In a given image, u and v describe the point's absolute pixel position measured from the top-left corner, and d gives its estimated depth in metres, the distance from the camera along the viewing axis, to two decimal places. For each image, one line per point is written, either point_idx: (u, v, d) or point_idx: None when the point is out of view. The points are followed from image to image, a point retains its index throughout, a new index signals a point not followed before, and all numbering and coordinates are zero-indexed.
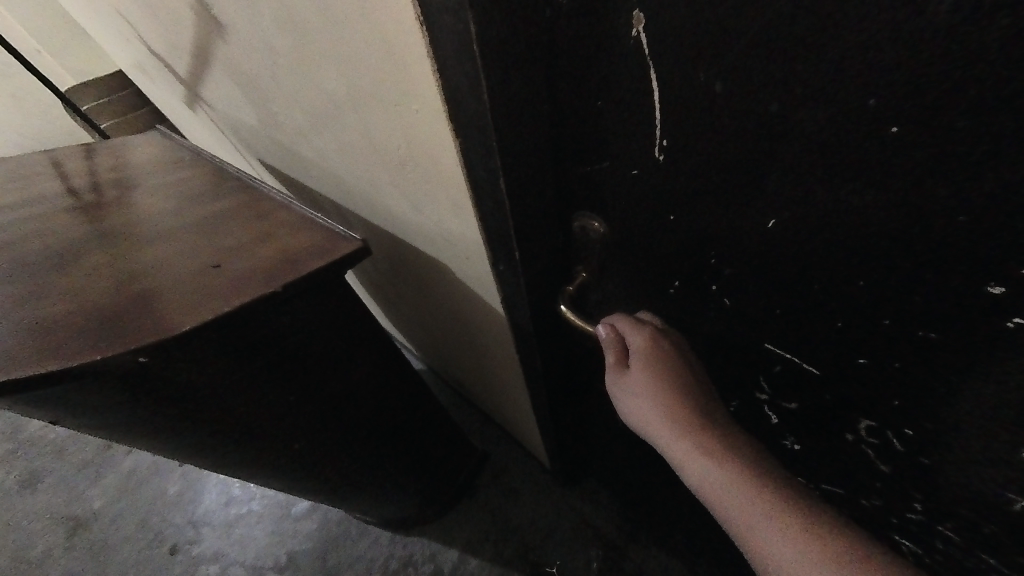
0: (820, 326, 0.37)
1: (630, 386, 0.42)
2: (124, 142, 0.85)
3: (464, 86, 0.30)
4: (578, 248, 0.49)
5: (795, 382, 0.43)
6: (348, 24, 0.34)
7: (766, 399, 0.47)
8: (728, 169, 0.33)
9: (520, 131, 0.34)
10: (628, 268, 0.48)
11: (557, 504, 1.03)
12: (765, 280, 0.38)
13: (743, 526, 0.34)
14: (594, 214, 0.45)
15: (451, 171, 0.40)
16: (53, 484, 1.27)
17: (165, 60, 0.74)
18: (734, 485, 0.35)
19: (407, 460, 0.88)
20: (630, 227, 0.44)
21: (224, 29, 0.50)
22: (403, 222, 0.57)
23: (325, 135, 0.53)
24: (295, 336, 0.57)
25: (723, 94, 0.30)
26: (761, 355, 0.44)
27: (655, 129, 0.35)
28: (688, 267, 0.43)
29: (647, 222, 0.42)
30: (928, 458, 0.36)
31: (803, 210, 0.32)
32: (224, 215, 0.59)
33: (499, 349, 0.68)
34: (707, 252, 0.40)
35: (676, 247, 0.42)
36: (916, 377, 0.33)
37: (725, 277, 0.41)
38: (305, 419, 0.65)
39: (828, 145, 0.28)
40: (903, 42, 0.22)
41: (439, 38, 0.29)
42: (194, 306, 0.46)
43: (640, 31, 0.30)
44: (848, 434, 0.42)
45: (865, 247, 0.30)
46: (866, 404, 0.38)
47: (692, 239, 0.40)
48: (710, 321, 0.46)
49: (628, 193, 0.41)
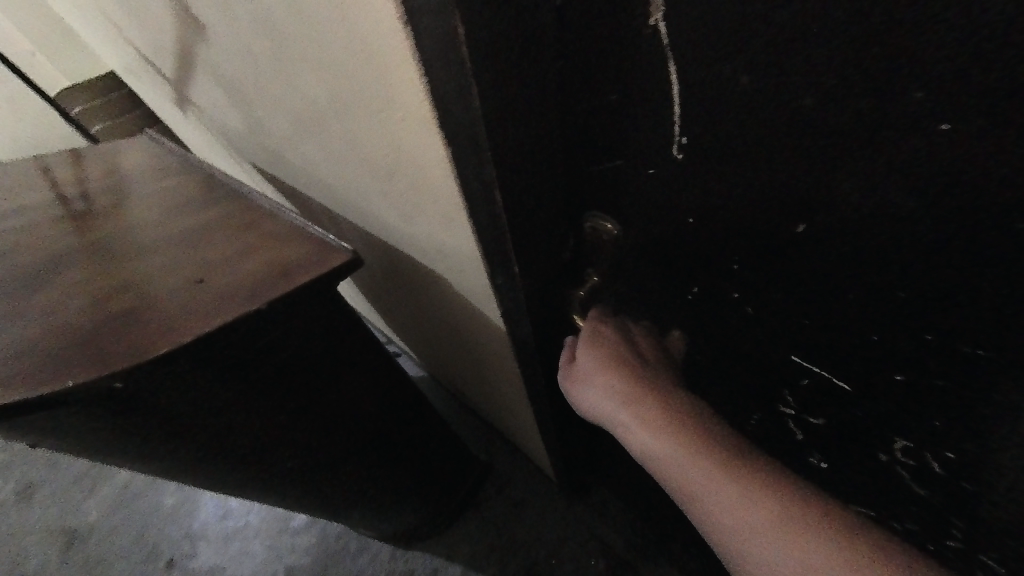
0: (854, 337, 0.33)
1: (584, 375, 0.47)
2: (113, 147, 0.82)
3: (454, 93, 0.27)
4: (588, 254, 0.46)
5: (822, 397, 0.39)
6: (326, 24, 0.31)
7: (790, 415, 0.43)
8: (755, 169, 0.30)
9: (519, 135, 0.31)
10: (643, 273, 0.45)
11: (563, 515, 1.01)
12: (792, 289, 0.35)
13: (686, 490, 0.39)
14: (608, 214, 0.42)
15: (442, 182, 0.37)
16: (49, 496, 1.26)
17: (152, 63, 0.72)
18: (676, 457, 0.39)
19: (407, 472, 0.86)
20: (647, 229, 0.41)
21: (203, 29, 0.47)
22: (397, 231, 0.54)
23: (310, 139, 0.50)
24: (288, 352, 0.54)
25: (751, 88, 0.27)
26: (785, 369, 0.40)
27: (673, 126, 0.32)
28: (709, 271, 0.40)
29: (664, 224, 0.39)
30: (971, 484, 0.33)
31: (839, 215, 0.28)
32: (211, 225, 0.57)
33: (500, 363, 0.66)
34: (730, 256, 0.37)
35: (694, 251, 0.39)
36: (961, 395, 0.30)
37: (748, 283, 0.37)
38: (301, 437, 0.63)
39: (869, 143, 0.25)
40: (967, 27, 0.19)
41: (423, 40, 0.26)
42: (174, 325, 0.44)
43: (659, 20, 0.27)
44: (880, 454, 0.38)
45: (906, 255, 0.27)
46: (903, 422, 0.35)
47: (713, 242, 0.37)
48: (731, 330, 0.42)
49: (643, 192, 0.38)
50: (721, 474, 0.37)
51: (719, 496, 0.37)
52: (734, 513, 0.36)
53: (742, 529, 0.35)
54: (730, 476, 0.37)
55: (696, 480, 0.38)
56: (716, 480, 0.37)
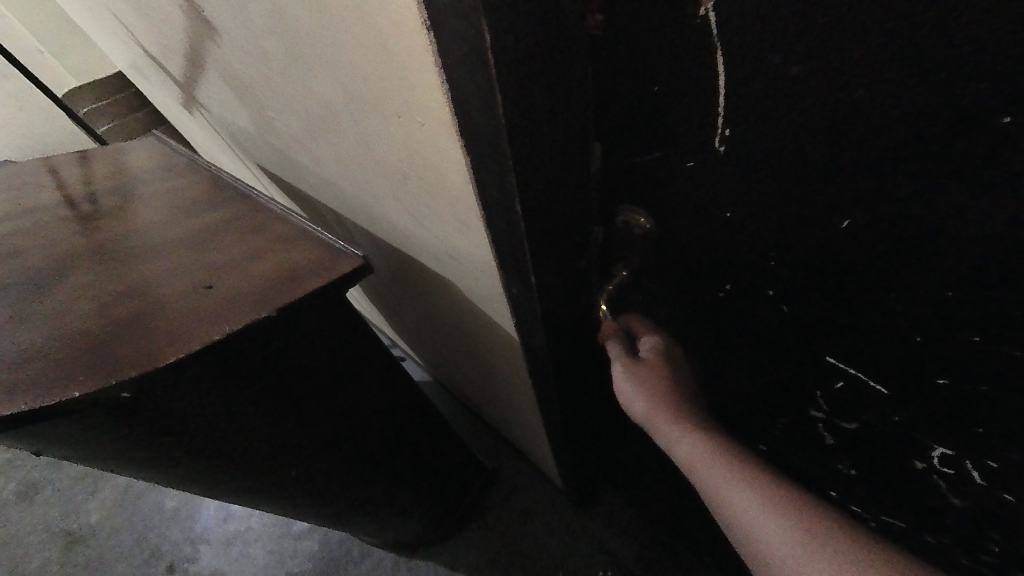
0: (892, 344, 0.32)
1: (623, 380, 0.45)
2: (120, 147, 0.82)
3: (477, 98, 0.26)
4: (620, 245, 0.45)
5: (858, 402, 0.38)
6: (345, 26, 0.30)
7: (822, 418, 0.42)
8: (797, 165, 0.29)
9: (541, 141, 0.30)
10: (671, 269, 0.44)
11: (569, 525, 0.99)
12: (829, 291, 0.34)
13: (720, 497, 0.35)
14: (642, 208, 0.41)
15: (459, 189, 0.36)
16: (50, 497, 1.26)
17: (160, 63, 0.71)
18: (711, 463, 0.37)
19: (414, 479, 0.85)
20: (681, 225, 0.40)
21: (215, 29, 0.46)
22: (408, 235, 0.53)
23: (321, 140, 0.49)
24: (298, 358, 0.53)
25: (796, 84, 0.26)
26: (820, 371, 0.39)
27: (718, 116, 0.30)
28: (745, 268, 0.38)
29: (699, 219, 0.38)
30: (1013, 495, 0.31)
31: (890, 213, 0.27)
32: (219, 228, 0.56)
33: (511, 371, 0.65)
34: (766, 253, 0.36)
35: (727, 250, 0.38)
36: (1009, 407, 0.28)
37: (785, 282, 0.36)
38: (308, 445, 0.62)
39: (917, 146, 0.24)
40: None
41: (446, 43, 0.25)
42: (183, 332, 0.43)
43: (709, 10, 0.26)
44: (916, 462, 0.36)
45: (952, 258, 0.26)
46: (944, 431, 0.33)
47: (750, 237, 0.36)
48: (761, 331, 0.41)
49: (678, 185, 0.37)
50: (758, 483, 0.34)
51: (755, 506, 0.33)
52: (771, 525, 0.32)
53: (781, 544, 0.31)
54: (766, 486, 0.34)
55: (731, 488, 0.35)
56: (753, 489, 0.34)
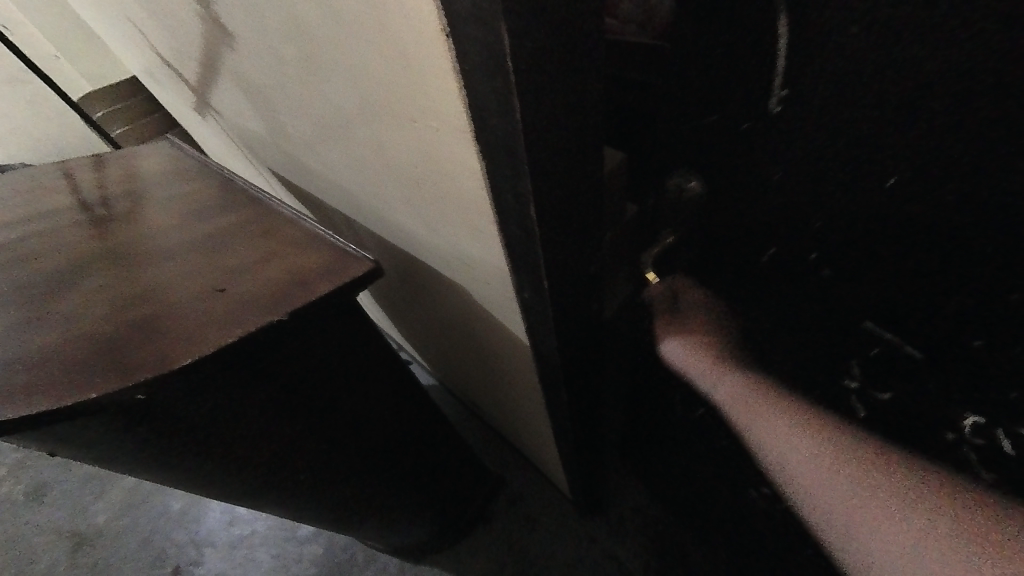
0: (921, 312, 0.32)
1: (694, 366, 0.45)
2: (133, 151, 0.83)
3: (495, 105, 0.27)
4: (669, 209, 0.45)
5: (891, 370, 0.34)
6: (364, 33, 0.30)
7: (848, 395, 0.37)
8: (833, 148, 0.31)
9: (557, 147, 0.30)
10: (716, 238, 0.43)
11: (576, 533, 0.98)
12: (867, 246, 0.33)
13: (807, 482, 0.37)
14: (694, 171, 0.42)
15: (473, 194, 0.36)
16: (58, 498, 1.26)
17: (175, 68, 0.72)
18: (797, 451, 0.38)
19: (420, 485, 0.84)
20: (729, 190, 0.40)
21: (231, 35, 0.47)
22: (419, 240, 0.53)
23: (334, 144, 0.49)
24: (309, 362, 0.54)
25: None
26: (850, 340, 0.36)
27: (779, 67, 0.31)
28: (781, 226, 0.37)
29: (750, 185, 0.38)
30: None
31: None
32: (232, 231, 0.57)
33: (520, 376, 0.64)
34: (808, 214, 0.35)
35: (767, 216, 0.38)
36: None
37: (822, 245, 0.35)
38: (316, 450, 0.62)
39: None
40: None
41: (465, 50, 0.25)
42: (196, 335, 0.43)
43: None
44: (946, 434, 0.33)
45: None
46: (981, 386, 0.31)
47: (793, 198, 0.35)
48: (784, 301, 0.39)
49: (730, 150, 0.38)
50: (847, 472, 0.35)
51: (846, 494, 0.35)
52: (867, 511, 0.34)
53: (877, 528, 0.34)
54: (857, 472, 0.35)
55: (818, 476, 0.36)
56: (844, 478, 0.35)
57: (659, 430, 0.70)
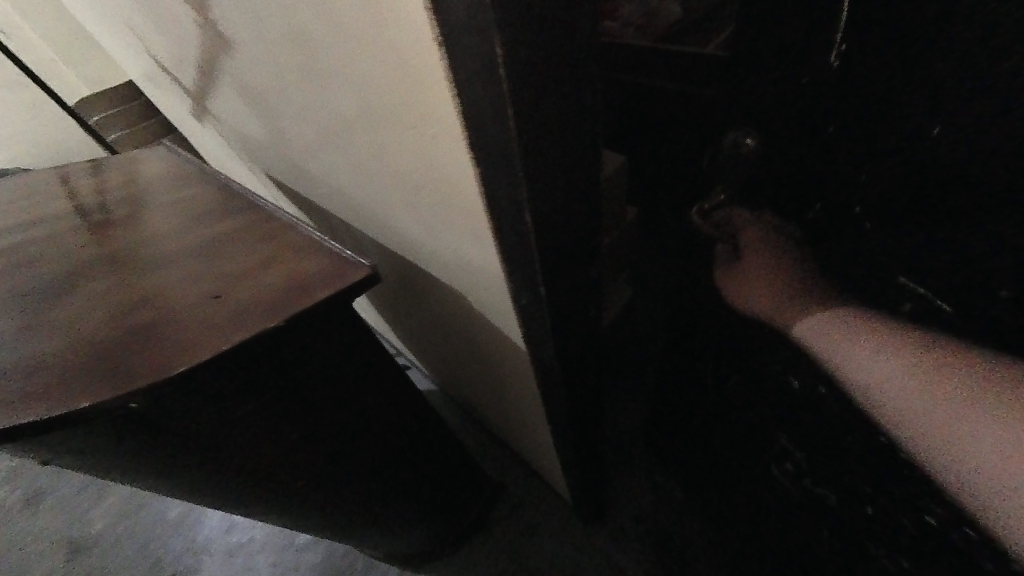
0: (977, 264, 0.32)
1: (827, 346, 0.42)
2: (131, 156, 0.83)
3: (489, 113, 0.26)
4: (725, 163, 0.47)
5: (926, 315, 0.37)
6: (359, 39, 0.30)
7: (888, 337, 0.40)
8: (878, 106, 0.33)
9: (551, 155, 0.30)
10: (772, 184, 0.46)
11: (577, 540, 0.97)
12: (913, 205, 0.34)
13: (994, 462, 0.32)
14: (750, 128, 0.44)
15: (470, 200, 0.35)
16: (55, 504, 1.26)
17: (174, 74, 0.72)
18: (970, 419, 0.34)
19: (419, 491, 0.84)
20: (786, 146, 0.42)
21: (230, 43, 0.47)
22: (417, 245, 0.53)
23: (332, 149, 0.49)
24: (306, 368, 0.53)
25: None
26: (888, 290, 0.39)
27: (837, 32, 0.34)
28: (823, 183, 0.40)
29: (802, 136, 0.40)
30: None
31: None
32: (231, 236, 0.56)
33: (519, 382, 0.64)
34: (839, 169, 0.38)
35: (811, 171, 0.41)
36: None
37: (867, 201, 0.37)
38: (313, 457, 0.61)
39: None
40: None
41: (459, 59, 0.25)
42: (191, 342, 0.43)
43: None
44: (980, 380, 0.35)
45: None
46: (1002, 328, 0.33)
47: (833, 151, 0.38)
48: (846, 251, 0.41)
49: (782, 100, 0.40)
50: None
51: None
52: None
53: None
54: None
55: (1007, 447, 0.32)
56: None
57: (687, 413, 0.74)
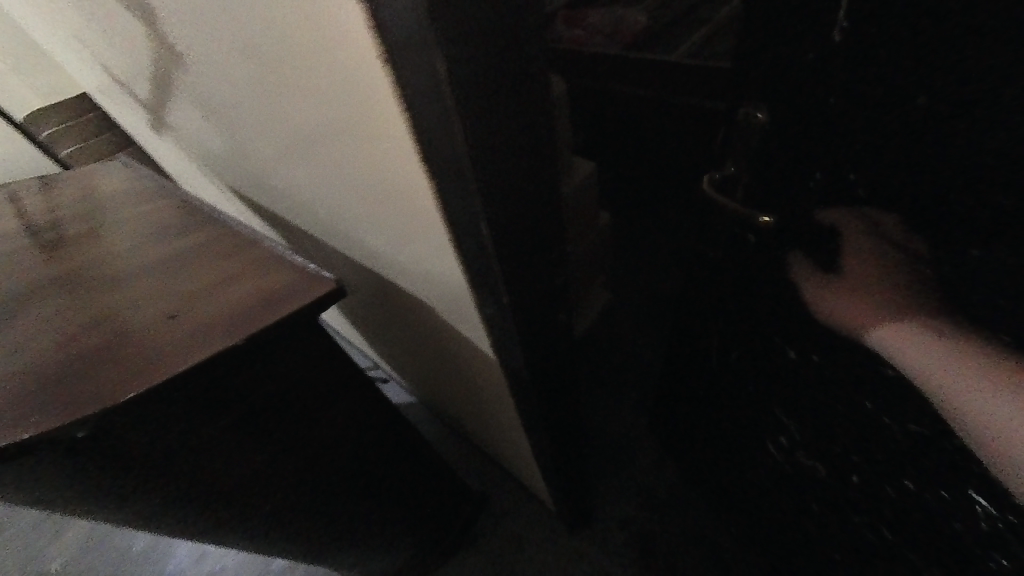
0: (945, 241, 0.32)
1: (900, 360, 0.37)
2: (85, 171, 0.79)
3: (436, 126, 0.26)
4: (735, 137, 0.46)
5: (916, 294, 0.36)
6: (306, 52, 0.30)
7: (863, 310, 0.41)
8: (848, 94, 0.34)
9: (503, 167, 0.30)
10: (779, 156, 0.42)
11: (563, 546, 0.97)
12: (896, 183, 0.34)
13: None
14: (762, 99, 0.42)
15: (427, 211, 0.35)
16: (8, 544, 1.18)
17: (128, 85, 0.70)
18: None
19: (399, 507, 0.82)
20: (792, 117, 0.40)
21: (181, 56, 0.46)
22: (383, 257, 0.52)
23: (291, 162, 0.48)
24: (271, 387, 0.52)
25: None
26: (874, 261, 0.39)
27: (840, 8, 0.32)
28: (820, 153, 0.38)
29: (806, 106, 0.38)
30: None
31: None
32: (189, 253, 0.54)
33: (494, 391, 0.63)
34: (834, 142, 0.37)
35: (808, 145, 0.39)
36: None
37: (859, 174, 0.36)
38: (283, 478, 0.59)
39: None
40: None
41: (405, 73, 0.25)
42: (142, 366, 0.41)
43: None
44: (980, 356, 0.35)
45: None
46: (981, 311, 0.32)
47: (838, 120, 0.36)
48: (844, 223, 0.39)
49: (786, 74, 0.39)
50: None
51: None
52: None
53: None
54: None
55: None
56: None
57: (711, 382, 0.77)
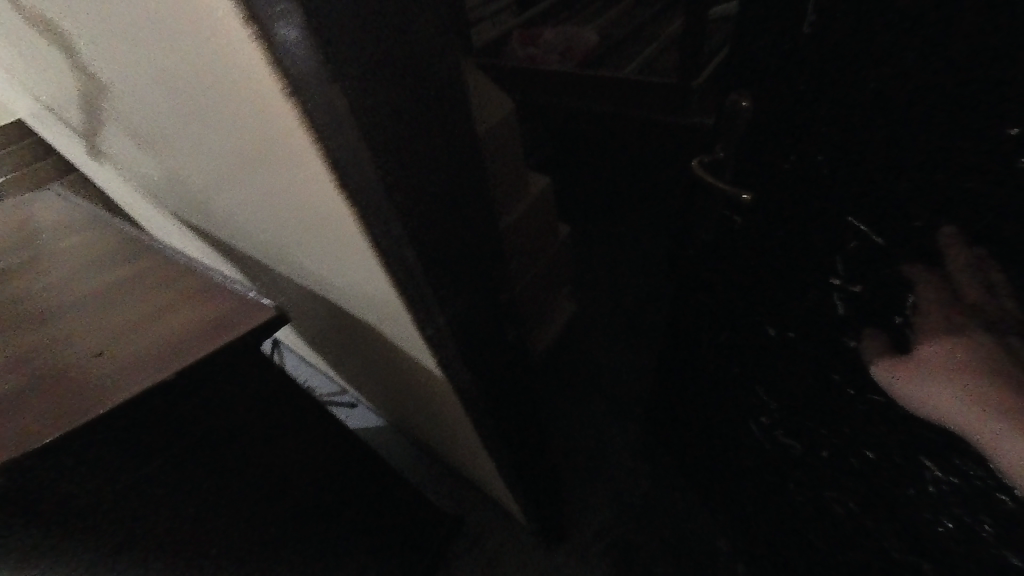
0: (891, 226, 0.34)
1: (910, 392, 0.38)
2: (18, 202, 0.75)
3: (346, 154, 0.27)
4: (727, 123, 0.49)
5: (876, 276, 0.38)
6: (217, 84, 0.29)
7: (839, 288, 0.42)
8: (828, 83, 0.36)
9: (423, 190, 0.31)
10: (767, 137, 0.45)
11: (540, 564, 0.95)
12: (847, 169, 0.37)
13: None
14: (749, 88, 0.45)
15: (355, 239, 0.35)
16: None
17: (59, 113, 0.67)
18: None
19: (365, 539, 0.79)
20: (778, 101, 0.42)
21: (104, 85, 0.44)
22: (327, 282, 0.51)
23: (225, 190, 0.47)
24: (214, 424, 0.49)
25: None
26: (836, 246, 0.40)
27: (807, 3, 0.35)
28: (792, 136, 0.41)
29: (787, 91, 0.40)
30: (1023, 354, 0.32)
31: None
32: (122, 285, 0.52)
33: (452, 412, 0.63)
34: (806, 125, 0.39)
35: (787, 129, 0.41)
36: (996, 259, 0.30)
37: (821, 157, 0.38)
38: (234, 523, 0.55)
39: None
40: None
41: (311, 107, 0.25)
42: (67, 409, 0.39)
43: None
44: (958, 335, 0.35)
45: None
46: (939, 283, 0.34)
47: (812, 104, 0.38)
48: (812, 204, 0.41)
49: (768, 66, 0.42)
50: None
51: None
52: None
53: None
54: None
55: None
56: None
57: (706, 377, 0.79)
